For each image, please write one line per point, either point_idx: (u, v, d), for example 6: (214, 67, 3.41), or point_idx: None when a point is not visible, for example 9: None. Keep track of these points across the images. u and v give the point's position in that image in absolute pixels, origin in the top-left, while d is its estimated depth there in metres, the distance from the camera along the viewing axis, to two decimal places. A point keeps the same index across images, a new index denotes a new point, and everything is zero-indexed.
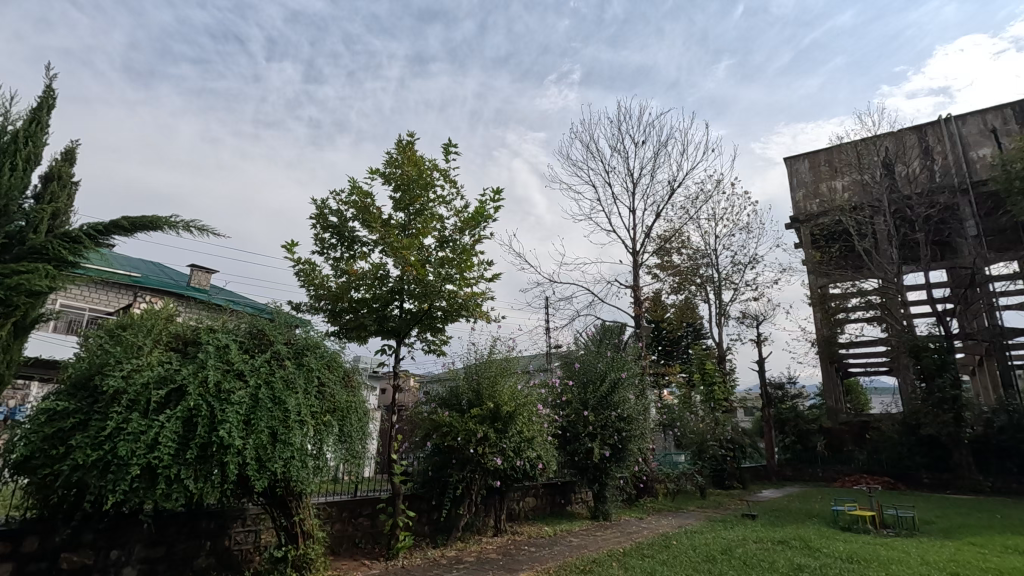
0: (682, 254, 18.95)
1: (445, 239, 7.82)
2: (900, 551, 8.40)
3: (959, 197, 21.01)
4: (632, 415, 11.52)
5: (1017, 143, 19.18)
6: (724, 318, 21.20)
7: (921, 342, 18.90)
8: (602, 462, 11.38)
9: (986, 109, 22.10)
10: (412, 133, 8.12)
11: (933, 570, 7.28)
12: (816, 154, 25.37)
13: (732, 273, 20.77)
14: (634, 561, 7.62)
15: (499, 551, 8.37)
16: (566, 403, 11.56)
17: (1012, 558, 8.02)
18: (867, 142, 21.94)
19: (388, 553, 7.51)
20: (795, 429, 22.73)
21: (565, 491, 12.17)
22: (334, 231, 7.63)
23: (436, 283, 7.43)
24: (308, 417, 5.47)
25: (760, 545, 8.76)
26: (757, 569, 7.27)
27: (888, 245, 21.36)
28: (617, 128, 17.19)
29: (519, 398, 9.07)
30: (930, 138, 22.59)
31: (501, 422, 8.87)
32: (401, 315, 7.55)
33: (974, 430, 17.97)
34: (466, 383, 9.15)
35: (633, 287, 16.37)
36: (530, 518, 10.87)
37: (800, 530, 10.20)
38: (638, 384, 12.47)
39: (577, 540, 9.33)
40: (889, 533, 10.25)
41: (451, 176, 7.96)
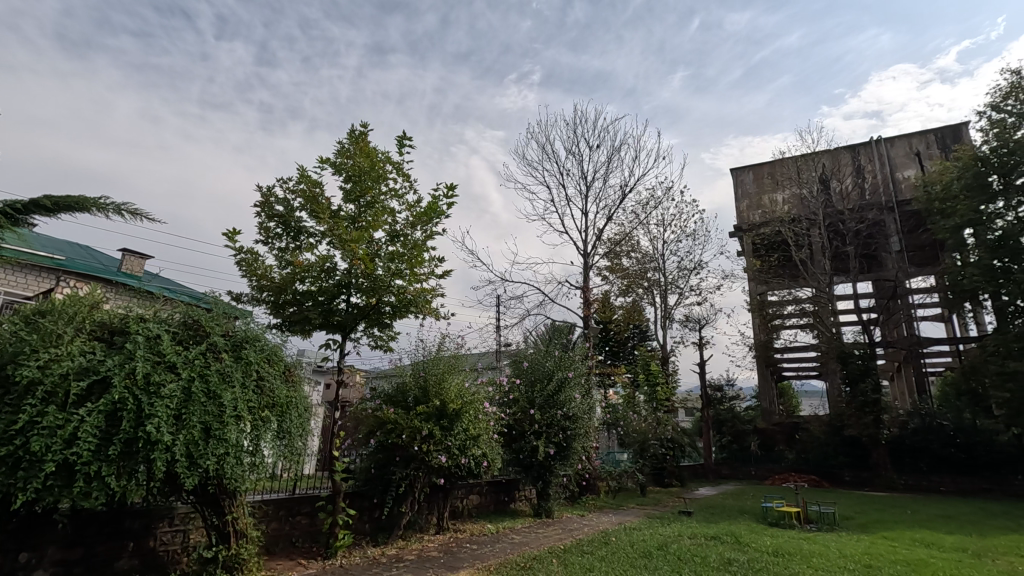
0: (631, 257, 19.44)
1: (395, 233, 7.71)
2: (821, 545, 8.93)
3: (886, 214, 22.49)
4: (578, 413, 11.75)
5: (937, 167, 20.73)
6: (669, 321, 21.86)
7: (848, 349, 20.13)
8: (548, 460, 11.52)
9: (912, 134, 23.71)
10: (366, 124, 7.97)
11: (849, 562, 7.77)
12: (759, 166, 26.53)
13: (677, 277, 21.42)
14: (574, 558, 7.74)
15: (440, 549, 8.32)
16: (513, 401, 11.66)
17: (920, 551, 8.66)
18: (807, 158, 23.34)
19: (326, 552, 7.35)
20: (731, 429, 23.72)
21: (509, 489, 12.27)
22: (279, 220, 7.38)
23: (386, 278, 7.30)
24: (245, 413, 5.30)
25: (694, 541, 9.08)
26: (690, 564, 7.55)
27: (822, 256, 22.64)
28: (573, 131, 17.37)
29: (465, 396, 9.07)
30: (862, 158, 23.99)
31: (447, 420, 8.84)
32: (348, 309, 7.39)
33: (890, 431, 19.34)
34: (413, 380, 9.07)
35: (583, 287, 16.65)
36: (473, 515, 10.89)
37: (732, 526, 10.68)
38: (584, 384, 12.66)
39: (519, 537, 9.43)
40: (812, 528, 10.85)
41: (405, 170, 7.84)
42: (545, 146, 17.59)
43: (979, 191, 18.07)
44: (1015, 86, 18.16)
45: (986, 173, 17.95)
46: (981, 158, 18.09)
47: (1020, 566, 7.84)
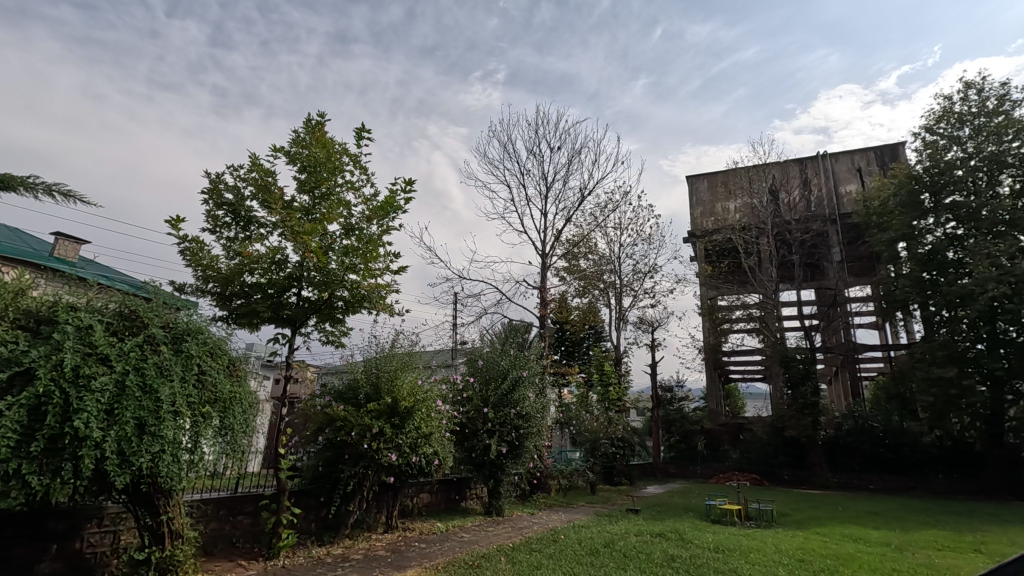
0: (588, 259, 19.71)
1: (351, 227, 7.53)
2: (759, 541, 9.31)
3: (829, 225, 23.62)
4: (530, 412, 11.81)
5: (876, 183, 21.91)
6: (623, 323, 22.29)
7: (791, 353, 21.03)
8: (499, 458, 11.56)
9: (854, 151, 25.01)
10: (323, 113, 7.77)
11: (784, 557, 8.13)
12: (714, 175, 27.40)
13: (633, 280, 21.86)
14: (521, 556, 7.81)
15: (388, 548, 8.22)
16: (467, 400, 11.63)
17: (848, 546, 9.15)
18: (758, 169, 24.40)
19: (268, 552, 7.13)
20: (679, 429, 24.36)
21: (460, 487, 12.24)
22: (228, 208, 7.11)
23: (339, 272, 7.14)
24: (184, 409, 5.08)
25: (640, 538, 9.31)
26: (635, 560, 7.73)
27: (769, 264, 23.60)
28: (535, 132, 17.46)
29: (418, 393, 8.99)
30: (809, 171, 25.10)
31: (399, 418, 8.74)
32: (299, 303, 7.20)
33: (827, 432, 20.35)
34: (365, 377, 8.92)
35: (540, 287, 16.78)
36: (422, 514, 10.81)
37: (677, 524, 11.00)
38: (539, 383, 12.74)
39: (468, 536, 9.42)
40: (751, 525, 11.31)
41: (362, 163, 7.67)
42: (507, 145, 17.60)
43: (913, 208, 19.24)
44: (947, 110, 19.41)
45: (919, 191, 19.13)
46: (915, 177, 19.26)
47: (936, 558, 8.40)
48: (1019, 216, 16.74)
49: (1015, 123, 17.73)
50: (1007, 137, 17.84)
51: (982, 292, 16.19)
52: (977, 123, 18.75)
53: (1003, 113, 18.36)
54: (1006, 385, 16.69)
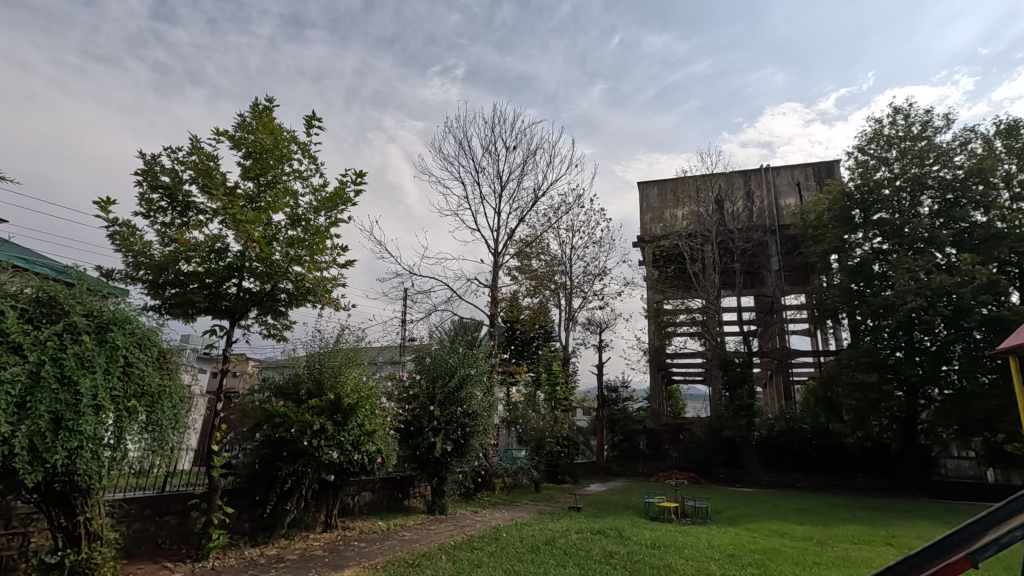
0: (540, 259, 19.86)
1: (297, 217, 7.27)
2: (693, 537, 9.67)
3: (769, 236, 24.73)
4: (477, 411, 11.80)
5: (813, 197, 23.14)
6: (572, 323, 22.60)
7: (729, 357, 21.92)
8: (444, 456, 11.52)
9: (794, 166, 26.33)
10: (271, 98, 7.49)
11: (716, 552, 8.48)
12: (664, 182, 28.20)
13: (583, 282, 22.19)
14: (463, 554, 7.80)
15: (325, 548, 8.02)
16: (413, 397, 11.49)
17: (776, 541, 9.63)
18: (704, 178, 25.40)
19: (197, 554, 6.81)
20: (623, 428, 24.71)
21: (403, 485, 12.13)
22: (164, 192, 6.74)
23: (283, 264, 6.89)
24: (107, 402, 4.79)
25: (581, 536, 9.47)
26: (574, 557, 7.87)
27: (712, 271, 24.52)
28: (491, 130, 17.43)
29: (363, 390, 8.82)
30: (753, 183, 26.20)
31: (341, 415, 8.55)
32: (239, 295, 6.92)
33: (760, 433, 21.35)
34: (307, 373, 8.67)
35: (491, 286, 16.77)
36: (363, 513, 10.62)
37: (616, 521, 11.28)
38: (487, 381, 12.74)
39: (410, 534, 9.35)
40: (686, 522, 11.73)
41: (311, 152, 7.43)
42: (462, 142, 17.47)
43: (844, 222, 20.46)
44: (877, 132, 20.74)
45: (851, 207, 20.37)
46: (847, 193, 20.48)
47: (853, 551, 8.97)
48: (937, 234, 18.08)
49: (936, 148, 19.14)
50: (929, 161, 19.22)
51: (902, 304, 17.39)
52: (903, 146, 20.13)
53: (926, 138, 19.78)
54: (920, 391, 18.17)
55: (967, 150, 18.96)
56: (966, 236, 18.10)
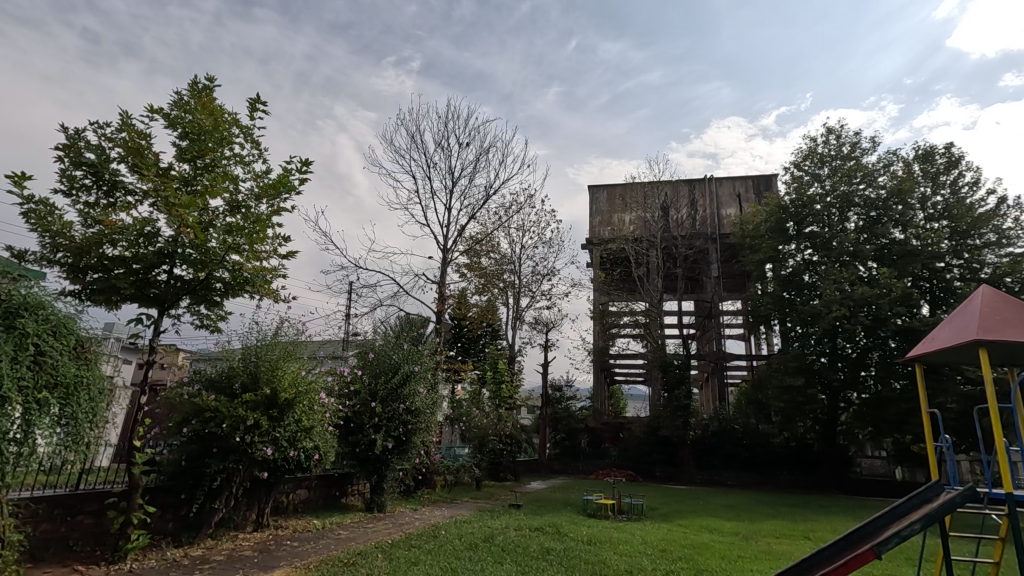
0: (489, 257, 19.86)
1: (236, 203, 6.94)
2: (628, 533, 9.97)
3: (710, 243, 25.75)
4: (420, 408, 11.66)
5: (752, 209, 24.28)
6: (519, 322, 22.73)
7: (669, 359, 22.66)
8: (385, 454, 11.36)
9: (736, 178, 27.54)
10: (212, 78, 7.14)
11: (648, 547, 8.77)
12: (613, 187, 28.83)
13: (531, 281, 22.34)
14: (400, 552, 7.72)
15: (255, 548, 7.73)
16: (354, 393, 11.23)
17: (705, 536, 10.07)
18: (652, 186, 26.49)
19: (113, 556, 6.42)
20: (566, 427, 25.01)
21: (341, 483, 11.86)
22: (89, 170, 6.29)
23: (219, 252, 6.58)
24: (14, 394, 4.43)
25: (519, 533, 9.56)
26: (511, 554, 7.95)
27: (656, 275, 25.29)
28: (444, 125, 17.26)
29: (301, 385, 8.55)
30: (697, 192, 27.21)
31: (277, 410, 8.28)
32: (169, 282, 6.56)
33: (695, 433, 22.22)
34: (242, 366, 8.33)
35: (439, 282, 16.64)
36: (298, 511, 10.31)
37: (555, 517, 11.48)
38: (431, 379, 12.62)
39: (346, 533, 9.17)
40: (622, 518, 12.08)
41: (253, 136, 7.07)
42: (414, 135, 17.22)
43: (779, 234, 21.56)
44: (812, 150, 21.98)
45: (785, 219, 21.50)
46: (783, 207, 21.59)
47: (774, 545, 9.50)
48: (860, 249, 19.37)
49: (863, 168, 20.50)
50: (857, 180, 20.57)
51: (828, 312, 18.51)
52: (834, 165, 21.44)
53: (854, 158, 21.15)
54: (841, 395, 19.41)
55: (889, 171, 20.42)
56: (886, 251, 19.48)
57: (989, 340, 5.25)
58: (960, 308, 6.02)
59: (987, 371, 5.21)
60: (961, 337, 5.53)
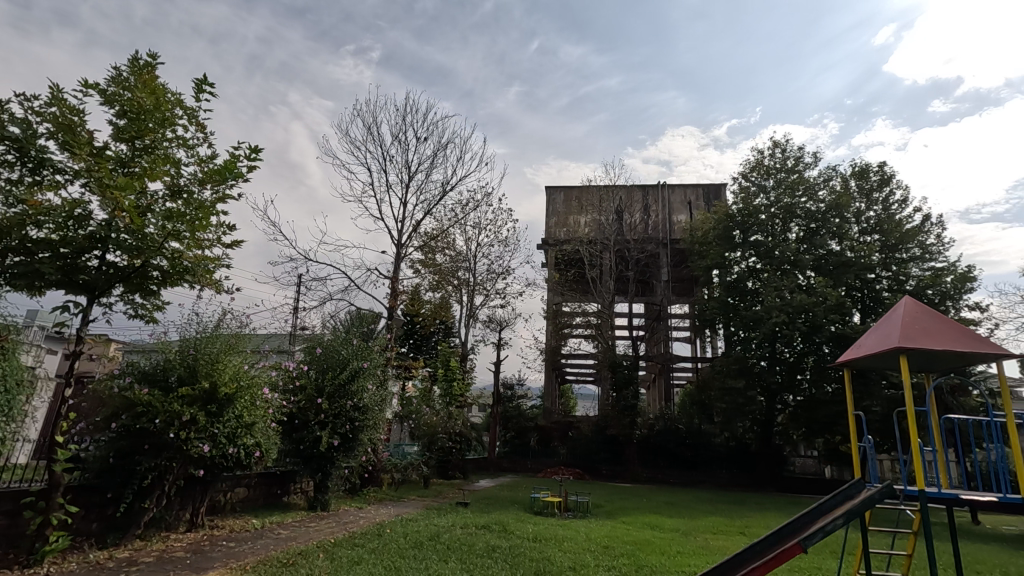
0: (444, 254, 19.71)
1: (177, 187, 6.59)
2: (572, 530, 10.13)
3: (661, 248, 26.47)
4: (368, 405, 11.43)
5: (701, 216, 25.10)
6: (472, 320, 22.67)
7: (618, 359, 23.14)
8: (330, 451, 11.10)
9: (687, 186, 28.40)
10: (155, 55, 6.75)
11: (591, 544, 8.95)
12: (569, 189, 29.19)
13: (485, 280, 22.31)
14: (342, 551, 7.56)
15: (188, 549, 7.41)
16: (299, 389, 10.93)
17: (646, 532, 10.36)
18: (607, 189, 26.87)
19: (29, 559, 6.01)
20: (516, 426, 25.13)
21: (283, 482, 11.53)
22: (12, 144, 5.83)
23: (157, 238, 6.24)
24: None
25: (465, 531, 9.54)
26: (456, 552, 7.94)
27: (608, 278, 25.75)
28: (402, 118, 17.01)
29: (243, 379, 8.26)
30: (650, 198, 27.91)
31: (216, 405, 7.95)
32: (101, 268, 6.19)
33: (641, 432, 22.81)
34: (179, 358, 7.95)
35: (392, 277, 16.39)
36: (236, 510, 9.93)
37: (502, 515, 11.52)
38: (381, 375, 12.40)
39: (286, 532, 8.92)
40: (568, 515, 12.27)
41: (199, 119, 6.62)
42: (370, 127, 16.88)
43: (726, 241, 22.40)
44: (759, 162, 22.92)
45: (732, 227, 22.33)
46: (730, 215, 22.43)
47: (711, 540, 9.89)
48: (800, 258, 20.37)
49: (805, 181, 21.57)
50: (799, 192, 21.61)
51: (768, 318, 19.37)
52: (779, 177, 22.42)
53: (797, 172, 22.20)
54: (778, 397, 20.35)
55: (828, 186, 21.56)
56: (823, 262, 20.55)
57: (910, 347, 5.63)
58: (885, 316, 6.39)
59: (907, 376, 5.59)
60: (885, 343, 5.90)
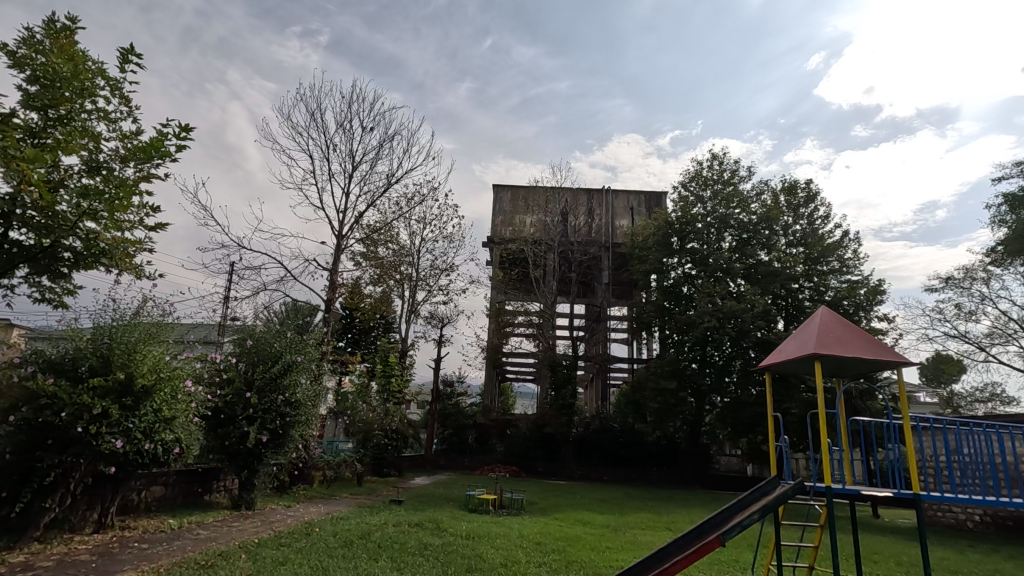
0: (387, 248, 19.33)
1: (96, 163, 6.12)
2: (506, 528, 10.20)
3: (603, 251, 27.07)
4: (301, 400, 11.03)
5: (643, 221, 25.86)
6: (414, 316, 22.36)
7: (558, 359, 23.51)
8: (258, 447, 10.66)
9: (630, 192, 29.22)
10: (75, 18, 6.25)
11: (524, 540, 9.08)
12: (516, 188, 29.33)
13: (428, 275, 22.06)
14: (267, 551, 7.27)
15: (95, 551, 6.90)
16: (226, 382, 10.43)
17: (578, 528, 10.61)
18: (553, 190, 26.99)
19: None
20: (454, 423, 24.93)
21: (205, 479, 10.97)
22: None
23: (71, 217, 5.74)
24: None
25: (397, 529, 9.41)
26: (387, 550, 7.82)
27: (552, 278, 26.07)
28: (348, 106, 16.54)
29: (163, 371, 7.80)
30: (595, 202, 28.45)
31: (132, 398, 7.46)
32: (3, 247, 5.67)
33: (577, 430, 23.30)
34: (92, 347, 7.40)
35: (331, 269, 15.91)
36: (151, 510, 9.33)
37: (435, 513, 11.41)
38: (315, 369, 11.99)
39: (206, 532, 8.47)
40: (502, 513, 12.33)
41: (124, 91, 6.15)
42: (314, 112, 16.30)
43: (664, 247, 23.23)
44: (698, 173, 23.87)
45: (670, 234, 23.16)
46: (670, 223, 23.27)
47: (639, 536, 10.26)
48: (732, 267, 21.39)
49: (739, 194, 22.69)
50: (733, 204, 22.71)
51: (701, 322, 20.25)
52: (715, 188, 23.44)
53: (733, 184, 23.30)
54: (707, 398, 21.30)
55: (760, 199, 22.75)
56: (752, 271, 21.68)
57: (825, 354, 6.05)
58: (803, 325, 6.79)
59: (820, 380, 6.00)
60: (803, 350, 6.31)
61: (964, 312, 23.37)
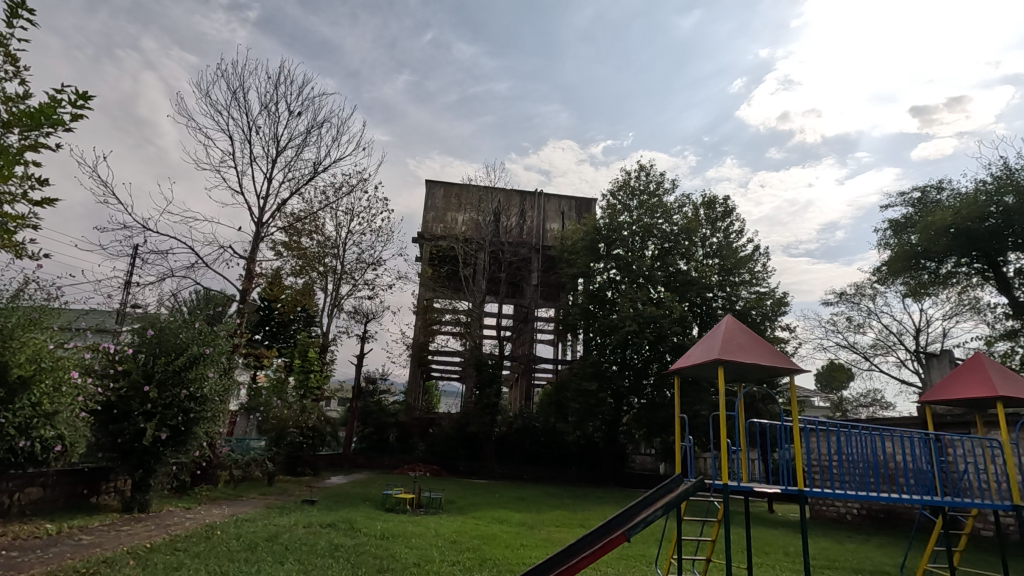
0: (311, 239, 18.61)
1: None
2: (422, 527, 10.09)
3: (534, 253, 27.44)
4: (207, 395, 10.34)
5: (573, 226, 26.48)
6: (337, 310, 21.65)
7: (484, 358, 23.58)
8: (155, 445, 9.90)
9: (562, 197, 29.79)
10: None
11: (440, 540, 9.03)
12: (449, 186, 29.14)
13: (354, 269, 21.41)
14: (158, 557, 6.78)
15: None
16: (122, 374, 9.65)
17: (494, 526, 10.70)
18: (486, 190, 27.10)
19: None
20: (375, 421, 24.43)
21: (93, 480, 10.09)
22: None
23: None
24: None
25: (307, 529, 9.09)
26: (295, 553, 7.51)
27: (481, 277, 26.08)
28: (274, 87, 15.72)
29: (45, 361, 7.05)
30: (528, 205, 28.77)
31: (5, 390, 6.71)
32: None
33: (500, 429, 23.49)
34: None
35: (248, 258, 15.08)
36: (25, 514, 8.43)
37: (349, 514, 11.07)
38: (226, 363, 11.27)
39: (90, 538, 7.75)
40: (419, 512, 12.17)
41: (10, 48, 5.16)
42: (236, 91, 15.36)
43: (591, 252, 23.93)
44: (626, 182, 24.72)
45: (598, 240, 23.89)
46: (598, 229, 23.96)
47: (553, 533, 10.51)
48: (654, 274, 22.37)
49: (663, 205, 23.77)
50: (657, 214, 23.76)
51: (622, 326, 21.03)
52: (642, 198, 24.36)
53: (658, 195, 24.34)
54: (626, 399, 22.08)
55: (682, 212, 23.95)
56: (672, 279, 22.76)
57: (728, 359, 6.47)
58: (711, 331, 7.17)
59: (722, 384, 6.40)
60: (708, 355, 6.71)
61: (853, 325, 25.71)
